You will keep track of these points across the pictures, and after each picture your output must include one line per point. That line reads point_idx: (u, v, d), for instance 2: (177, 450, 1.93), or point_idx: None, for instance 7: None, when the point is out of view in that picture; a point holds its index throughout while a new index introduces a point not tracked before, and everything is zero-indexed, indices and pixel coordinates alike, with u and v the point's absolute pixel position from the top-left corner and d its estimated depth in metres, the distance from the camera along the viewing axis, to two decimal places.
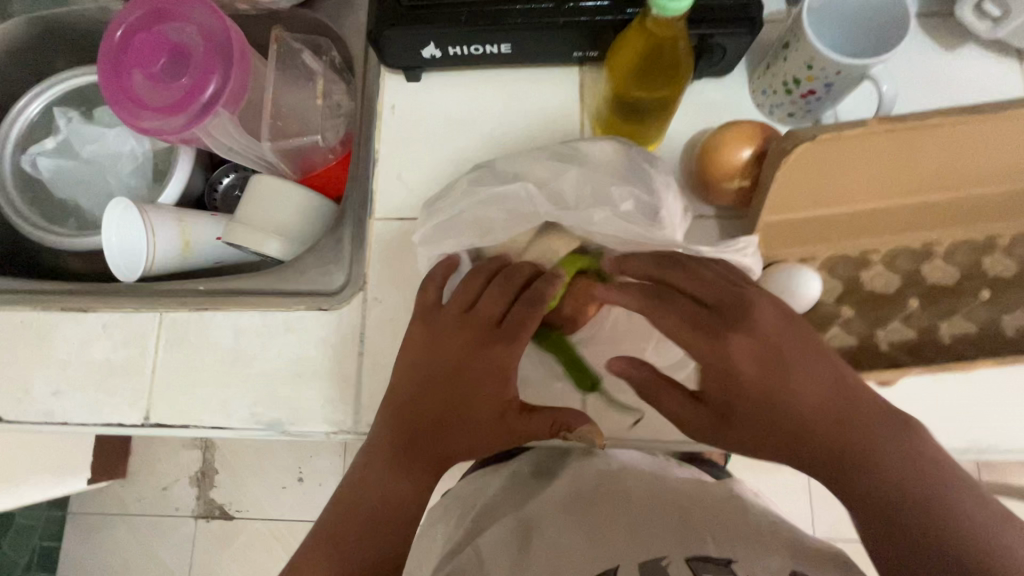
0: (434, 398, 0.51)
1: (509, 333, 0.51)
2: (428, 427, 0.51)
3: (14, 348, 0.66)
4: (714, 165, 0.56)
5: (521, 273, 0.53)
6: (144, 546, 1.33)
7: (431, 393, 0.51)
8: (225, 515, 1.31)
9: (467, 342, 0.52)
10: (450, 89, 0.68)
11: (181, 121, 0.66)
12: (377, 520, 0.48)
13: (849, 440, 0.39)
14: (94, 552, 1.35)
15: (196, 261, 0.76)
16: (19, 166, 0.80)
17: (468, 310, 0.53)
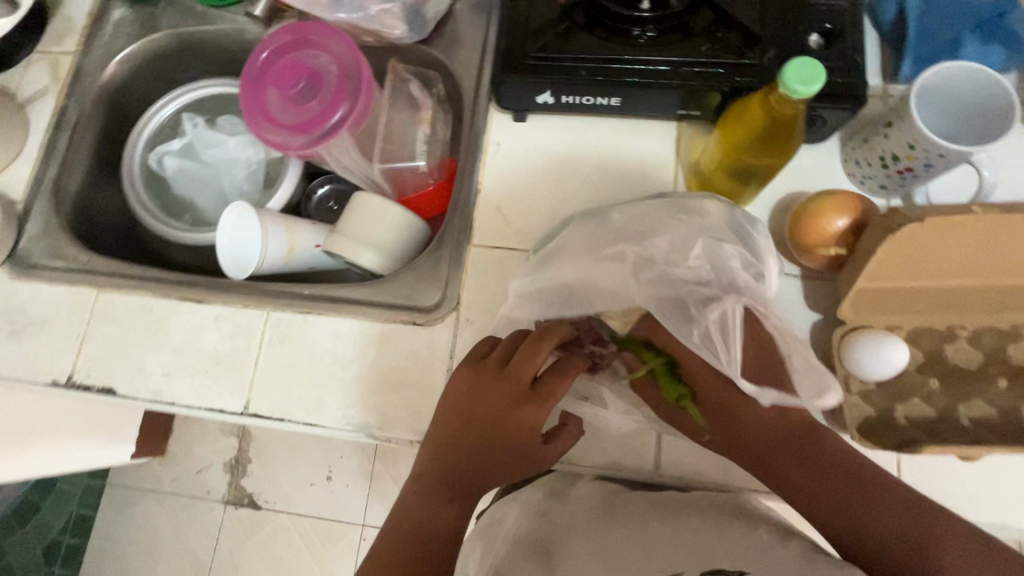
0: (464, 442, 0.57)
1: (542, 395, 0.55)
2: (459, 469, 0.57)
3: (135, 329, 0.73)
4: (811, 230, 0.58)
5: (555, 334, 0.56)
6: (174, 525, 1.38)
7: (462, 442, 0.57)
8: (254, 505, 1.35)
9: (497, 396, 0.56)
10: (552, 130, 0.73)
11: (305, 140, 0.73)
12: (423, 540, 0.54)
13: (840, 483, 0.48)
14: (127, 523, 1.41)
15: (295, 265, 0.82)
16: (147, 162, 0.88)
17: (505, 367, 0.57)
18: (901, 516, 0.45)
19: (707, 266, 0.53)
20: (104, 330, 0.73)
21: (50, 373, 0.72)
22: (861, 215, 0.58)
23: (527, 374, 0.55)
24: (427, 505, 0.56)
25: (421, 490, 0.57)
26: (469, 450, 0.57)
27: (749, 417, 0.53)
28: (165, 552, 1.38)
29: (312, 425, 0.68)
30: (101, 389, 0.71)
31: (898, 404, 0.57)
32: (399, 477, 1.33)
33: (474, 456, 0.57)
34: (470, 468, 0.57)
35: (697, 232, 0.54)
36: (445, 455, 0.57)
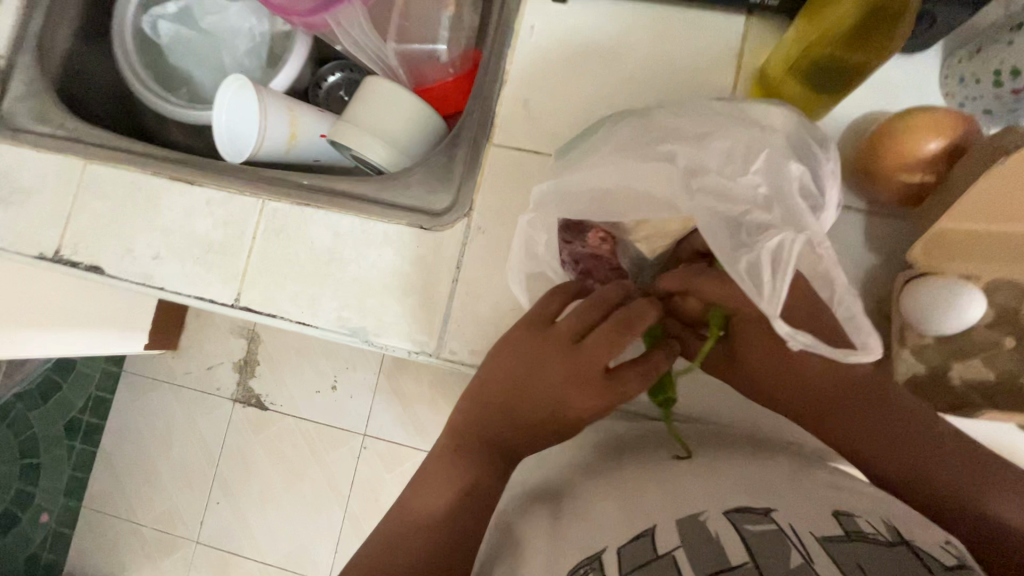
0: (516, 415, 0.51)
1: (616, 390, 0.49)
2: (505, 441, 0.51)
3: (124, 206, 0.68)
4: (893, 151, 0.49)
5: (643, 320, 0.47)
6: (185, 416, 1.42)
7: (509, 416, 0.51)
8: (260, 405, 1.38)
9: (562, 378, 0.49)
10: (598, 17, 0.62)
11: (311, 4, 0.63)
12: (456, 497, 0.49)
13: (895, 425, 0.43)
14: (140, 410, 1.45)
15: (299, 155, 0.75)
16: (140, 26, 0.79)
17: (576, 340, 0.50)
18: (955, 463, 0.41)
19: (767, 181, 0.44)
20: (92, 205, 0.68)
21: (38, 247, 0.68)
22: (960, 138, 0.48)
23: (599, 364, 0.48)
24: (464, 468, 0.50)
25: (461, 454, 0.51)
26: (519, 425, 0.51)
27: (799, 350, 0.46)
28: (176, 441, 1.42)
29: (308, 326, 0.63)
30: (89, 268, 0.67)
31: (955, 363, 0.50)
32: (402, 392, 1.32)
33: (525, 435, 0.51)
34: (516, 437, 0.51)
35: (758, 142, 0.45)
36: (488, 422, 0.52)
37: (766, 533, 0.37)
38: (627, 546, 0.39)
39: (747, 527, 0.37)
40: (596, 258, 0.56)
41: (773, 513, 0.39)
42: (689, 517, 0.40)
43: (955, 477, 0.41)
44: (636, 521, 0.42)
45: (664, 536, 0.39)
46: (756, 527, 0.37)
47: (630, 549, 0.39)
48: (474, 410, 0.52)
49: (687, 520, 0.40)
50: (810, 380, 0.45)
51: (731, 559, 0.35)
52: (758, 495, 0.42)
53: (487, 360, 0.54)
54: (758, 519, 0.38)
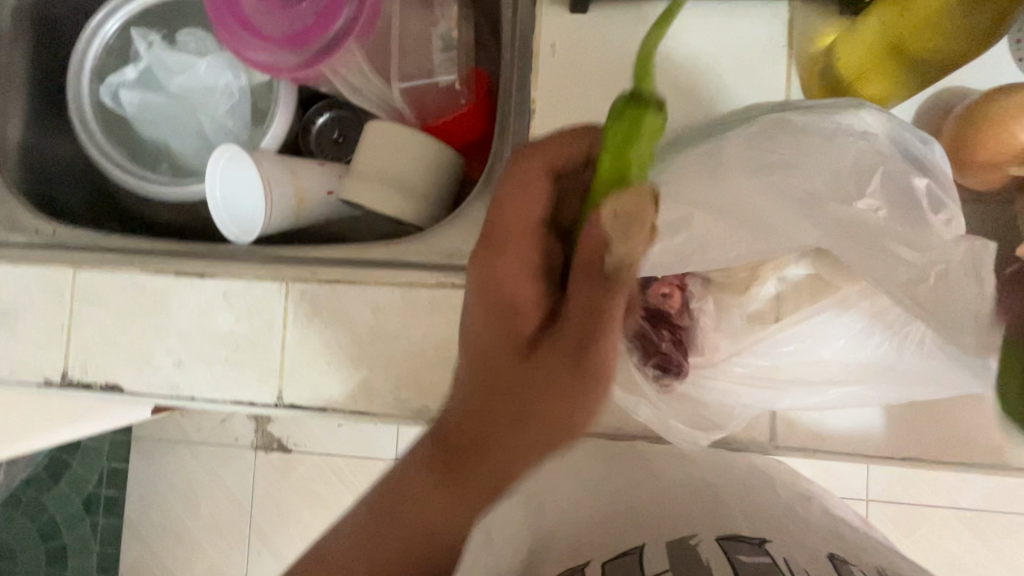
0: (494, 407, 0.41)
1: (617, 281, 0.35)
2: (462, 447, 0.43)
3: (131, 314, 0.60)
4: (989, 141, 0.45)
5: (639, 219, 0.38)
6: (206, 471, 1.35)
7: (500, 357, 0.41)
8: (283, 448, 1.32)
9: (557, 373, 0.38)
10: (625, 24, 0.56)
11: (302, 57, 0.56)
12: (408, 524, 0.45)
13: None
14: (156, 475, 1.37)
15: (308, 218, 0.68)
16: (100, 99, 0.70)
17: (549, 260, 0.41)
18: None
19: (887, 205, 0.44)
20: (93, 318, 0.61)
21: (41, 373, 0.61)
22: None
23: (584, 306, 0.36)
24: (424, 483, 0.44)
25: (471, 374, 0.42)
26: (517, 447, 0.41)
27: None
28: (202, 498, 1.36)
29: (363, 414, 0.58)
30: (106, 386, 0.60)
31: None
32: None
33: (491, 420, 0.41)
34: (489, 419, 0.41)
35: (875, 156, 0.44)
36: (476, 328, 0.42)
37: (759, 567, 0.43)
38: (611, 562, 0.47)
39: (741, 557, 0.45)
40: (668, 318, 0.52)
41: (767, 543, 0.47)
42: (681, 539, 0.48)
43: None
44: (624, 543, 0.50)
45: (651, 557, 0.47)
46: (749, 558, 0.45)
47: (618, 565, 0.47)
48: (445, 414, 0.44)
49: (677, 547, 0.47)
50: None
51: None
52: (712, 521, 0.51)
53: (475, 258, 0.42)
54: (752, 550, 0.46)
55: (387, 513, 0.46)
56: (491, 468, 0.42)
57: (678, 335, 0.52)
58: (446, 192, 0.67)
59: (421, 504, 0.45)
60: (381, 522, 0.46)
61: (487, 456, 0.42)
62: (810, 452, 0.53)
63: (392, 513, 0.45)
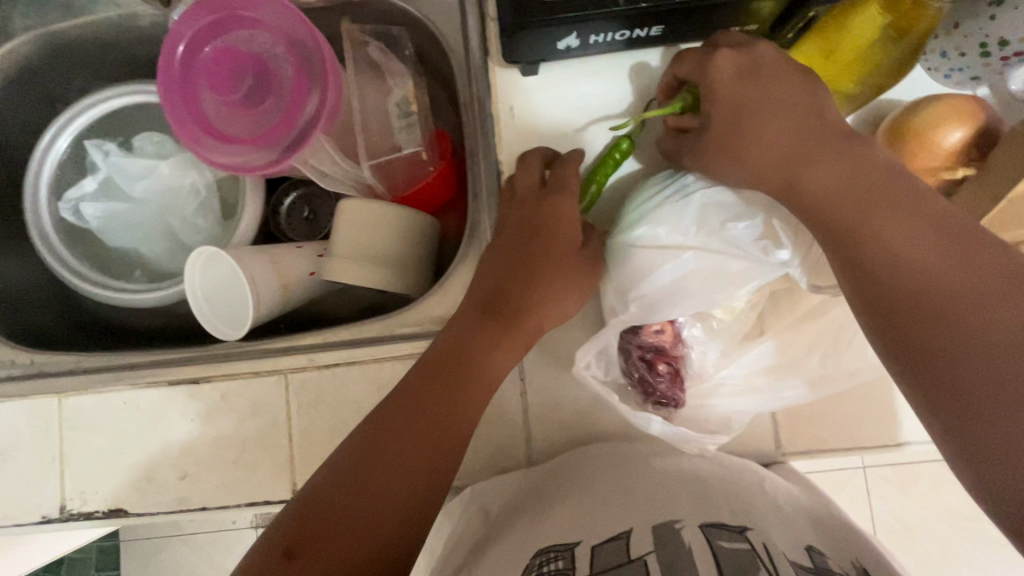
0: (486, 328, 0.52)
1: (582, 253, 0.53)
2: (456, 362, 0.50)
3: (126, 434, 0.59)
4: (922, 151, 0.49)
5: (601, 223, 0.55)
6: (207, 561, 1.29)
7: (509, 276, 0.53)
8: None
9: (545, 260, 0.53)
10: (575, 80, 0.59)
11: (273, 153, 0.56)
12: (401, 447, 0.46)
13: None
14: None
15: (294, 302, 0.68)
16: (61, 216, 0.69)
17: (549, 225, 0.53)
18: None
19: None
20: (86, 444, 0.59)
21: (37, 510, 0.58)
22: (984, 123, 0.48)
23: (568, 213, 0.53)
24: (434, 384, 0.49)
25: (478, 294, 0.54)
26: (494, 345, 0.51)
27: None
28: None
29: None
30: (109, 512, 0.58)
31: None
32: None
33: (482, 346, 0.51)
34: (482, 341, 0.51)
35: None
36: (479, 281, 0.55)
37: (739, 550, 0.40)
38: (602, 545, 0.44)
39: (721, 543, 0.41)
40: (662, 352, 0.54)
41: (747, 532, 0.44)
42: (663, 522, 0.45)
43: None
44: (620, 525, 0.46)
45: (637, 541, 0.43)
46: (728, 543, 0.41)
47: (605, 549, 0.43)
48: (452, 332, 0.52)
49: (661, 528, 0.44)
50: None
51: (699, 562, 0.39)
52: (703, 508, 0.47)
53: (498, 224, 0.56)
54: (733, 538, 0.42)
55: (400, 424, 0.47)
56: (474, 377, 0.50)
57: (676, 369, 0.54)
58: (424, 255, 0.68)
59: (415, 448, 0.46)
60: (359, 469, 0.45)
61: (476, 368, 0.50)
62: (812, 452, 0.57)
63: (387, 449, 0.46)
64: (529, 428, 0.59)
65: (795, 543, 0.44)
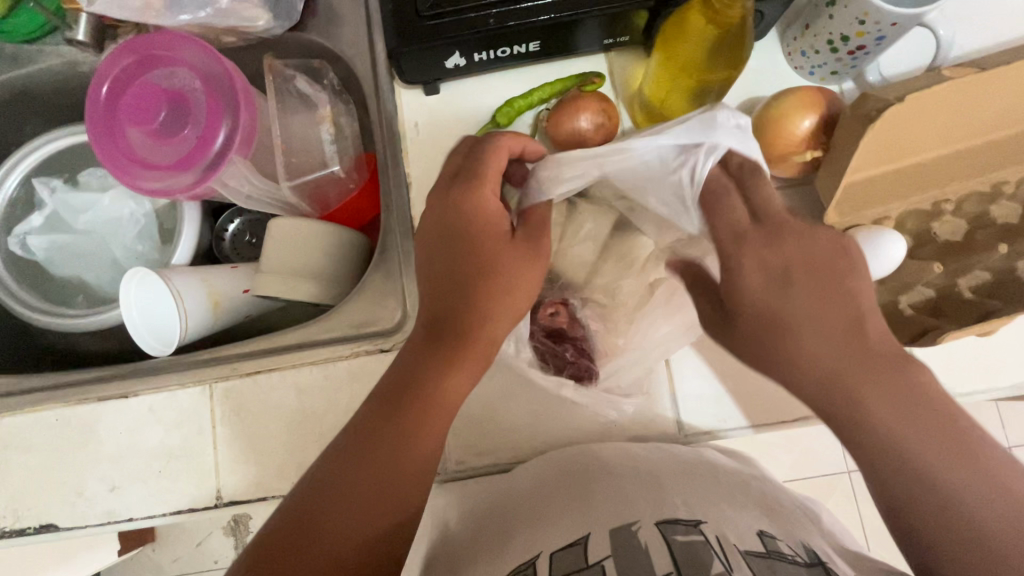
0: (444, 348, 0.47)
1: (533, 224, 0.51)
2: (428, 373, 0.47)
3: (56, 450, 0.61)
4: (777, 137, 0.54)
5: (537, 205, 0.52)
6: None
7: (455, 297, 0.48)
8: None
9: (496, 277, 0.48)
10: (473, 96, 0.64)
11: (191, 177, 0.60)
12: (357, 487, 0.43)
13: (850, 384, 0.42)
14: None
15: (226, 319, 0.71)
16: (9, 250, 0.73)
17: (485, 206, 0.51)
18: (925, 435, 0.41)
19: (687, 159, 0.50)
20: (18, 462, 0.61)
21: None
22: (826, 111, 0.54)
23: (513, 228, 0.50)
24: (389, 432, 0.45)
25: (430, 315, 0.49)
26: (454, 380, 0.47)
27: (856, 387, 0.42)
28: None
29: None
30: (40, 528, 0.60)
31: (901, 295, 0.55)
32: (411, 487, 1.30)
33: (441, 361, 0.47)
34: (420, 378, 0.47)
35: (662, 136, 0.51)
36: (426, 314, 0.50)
37: (693, 543, 0.38)
38: (561, 552, 0.41)
39: (676, 537, 0.39)
40: (560, 333, 0.57)
41: (702, 525, 0.42)
42: (623, 524, 0.42)
43: (943, 462, 0.40)
44: (575, 529, 0.43)
45: (596, 544, 0.41)
46: (683, 536, 0.39)
47: (563, 555, 0.40)
48: (409, 354, 0.48)
49: (620, 529, 0.41)
50: (898, 421, 0.41)
51: (655, 563, 0.36)
52: (652, 497, 0.46)
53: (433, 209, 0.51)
54: (687, 530, 0.40)
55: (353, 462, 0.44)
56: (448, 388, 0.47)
57: (579, 343, 0.57)
58: (354, 266, 0.71)
59: (390, 471, 0.44)
60: (323, 499, 0.43)
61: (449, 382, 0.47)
62: (721, 434, 0.58)
63: (359, 470, 0.44)
64: None
65: (749, 529, 0.43)
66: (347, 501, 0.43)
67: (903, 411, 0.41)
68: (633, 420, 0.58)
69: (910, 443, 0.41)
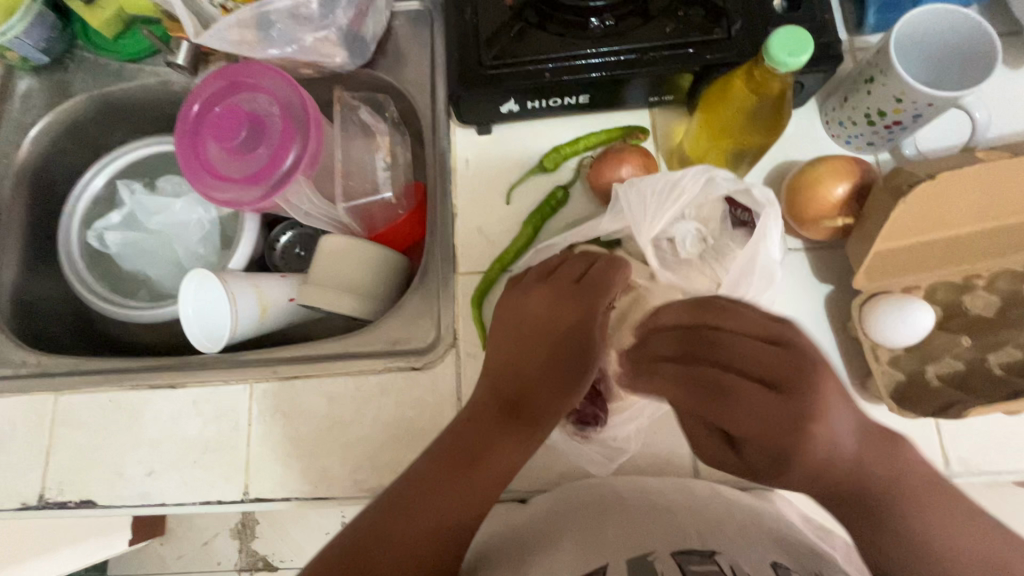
0: (532, 384, 0.53)
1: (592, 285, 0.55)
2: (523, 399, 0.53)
3: (105, 430, 0.66)
4: (810, 201, 0.56)
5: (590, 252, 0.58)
6: None
7: (523, 357, 0.54)
8: (268, 565, 1.33)
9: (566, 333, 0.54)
10: (521, 138, 0.68)
11: (259, 191, 0.66)
12: (423, 515, 0.47)
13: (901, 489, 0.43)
14: None
15: (271, 324, 0.75)
16: (87, 242, 0.80)
17: (551, 273, 0.57)
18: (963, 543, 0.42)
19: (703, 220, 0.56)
20: (69, 438, 0.66)
21: (19, 497, 0.65)
22: (860, 179, 0.56)
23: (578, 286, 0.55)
24: (465, 464, 0.50)
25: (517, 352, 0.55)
26: (514, 444, 0.52)
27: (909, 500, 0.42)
28: None
29: (325, 500, 0.62)
30: (80, 503, 0.64)
31: (928, 365, 0.55)
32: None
33: (534, 389, 0.53)
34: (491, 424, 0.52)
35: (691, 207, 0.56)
36: (511, 358, 0.55)
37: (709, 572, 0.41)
38: None
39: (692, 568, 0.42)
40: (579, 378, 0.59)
41: (716, 555, 0.43)
42: (640, 555, 0.44)
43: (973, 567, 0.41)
44: (594, 559, 0.45)
45: None
46: (699, 567, 0.42)
47: None
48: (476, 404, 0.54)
49: (635, 560, 0.43)
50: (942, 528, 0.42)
51: None
52: (669, 531, 0.47)
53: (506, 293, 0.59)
54: (702, 561, 0.42)
55: (424, 490, 0.49)
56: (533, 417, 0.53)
57: (596, 388, 0.58)
58: (393, 284, 0.75)
59: (460, 486, 0.49)
60: (416, 495, 0.48)
61: (538, 405, 0.53)
62: (735, 484, 0.59)
63: (456, 478, 0.49)
64: None
65: (762, 558, 0.44)
66: (410, 517, 0.47)
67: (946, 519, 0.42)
68: (648, 461, 0.59)
69: (902, 523, 0.42)
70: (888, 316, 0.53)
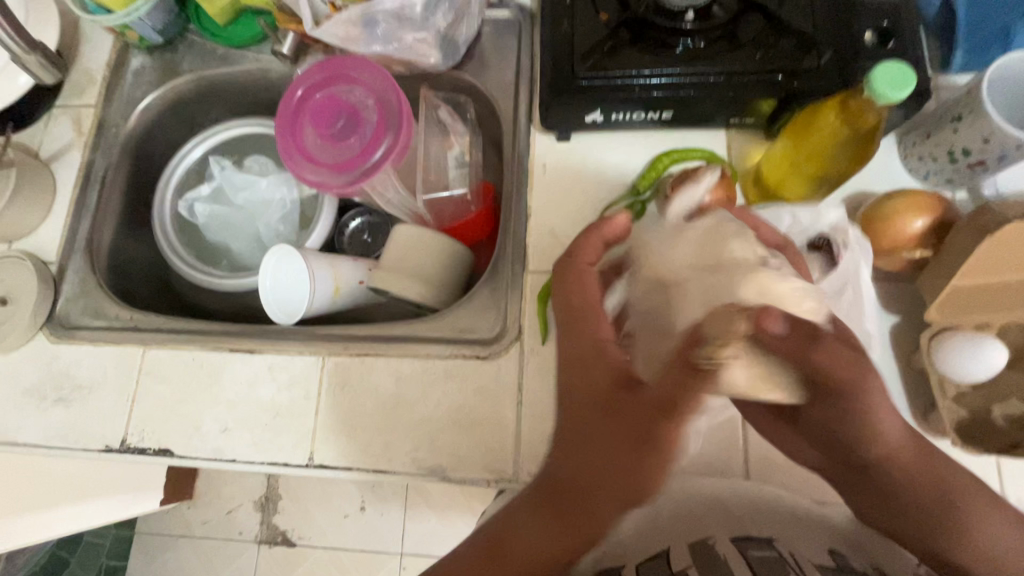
0: (603, 467, 0.44)
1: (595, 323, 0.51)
2: (596, 485, 0.45)
3: (185, 385, 0.70)
4: (889, 233, 0.57)
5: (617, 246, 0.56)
6: (208, 565, 1.39)
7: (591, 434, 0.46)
8: (288, 541, 1.37)
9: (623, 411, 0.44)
10: (598, 147, 0.71)
11: (348, 177, 0.71)
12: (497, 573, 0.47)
13: (927, 480, 0.48)
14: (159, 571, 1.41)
15: (342, 303, 0.80)
16: (178, 210, 0.86)
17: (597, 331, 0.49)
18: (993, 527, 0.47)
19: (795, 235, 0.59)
20: (153, 390, 0.71)
21: (103, 439, 0.70)
22: (940, 214, 0.56)
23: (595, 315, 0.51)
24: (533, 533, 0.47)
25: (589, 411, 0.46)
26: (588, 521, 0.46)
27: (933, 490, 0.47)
28: None
29: (381, 473, 0.65)
30: (158, 451, 0.69)
31: (994, 404, 0.56)
32: (431, 500, 1.34)
33: (615, 478, 0.44)
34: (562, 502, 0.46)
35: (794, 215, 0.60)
36: (581, 434, 0.46)
37: (767, 558, 0.46)
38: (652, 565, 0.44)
39: (751, 553, 0.47)
40: None
41: (774, 542, 0.50)
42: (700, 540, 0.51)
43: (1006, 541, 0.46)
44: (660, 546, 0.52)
45: None
46: (759, 553, 0.47)
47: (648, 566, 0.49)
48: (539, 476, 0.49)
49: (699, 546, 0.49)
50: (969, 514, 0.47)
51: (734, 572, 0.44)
52: (731, 524, 0.52)
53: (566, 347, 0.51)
54: (760, 547, 0.48)
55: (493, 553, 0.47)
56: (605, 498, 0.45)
57: None
58: (459, 276, 0.79)
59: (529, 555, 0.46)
60: (486, 553, 0.47)
61: (608, 491, 0.44)
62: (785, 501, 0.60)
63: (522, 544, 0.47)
64: (519, 432, 0.64)
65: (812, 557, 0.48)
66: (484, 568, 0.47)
67: (970, 508, 0.47)
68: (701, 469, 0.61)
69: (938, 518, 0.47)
70: (958, 349, 0.54)
